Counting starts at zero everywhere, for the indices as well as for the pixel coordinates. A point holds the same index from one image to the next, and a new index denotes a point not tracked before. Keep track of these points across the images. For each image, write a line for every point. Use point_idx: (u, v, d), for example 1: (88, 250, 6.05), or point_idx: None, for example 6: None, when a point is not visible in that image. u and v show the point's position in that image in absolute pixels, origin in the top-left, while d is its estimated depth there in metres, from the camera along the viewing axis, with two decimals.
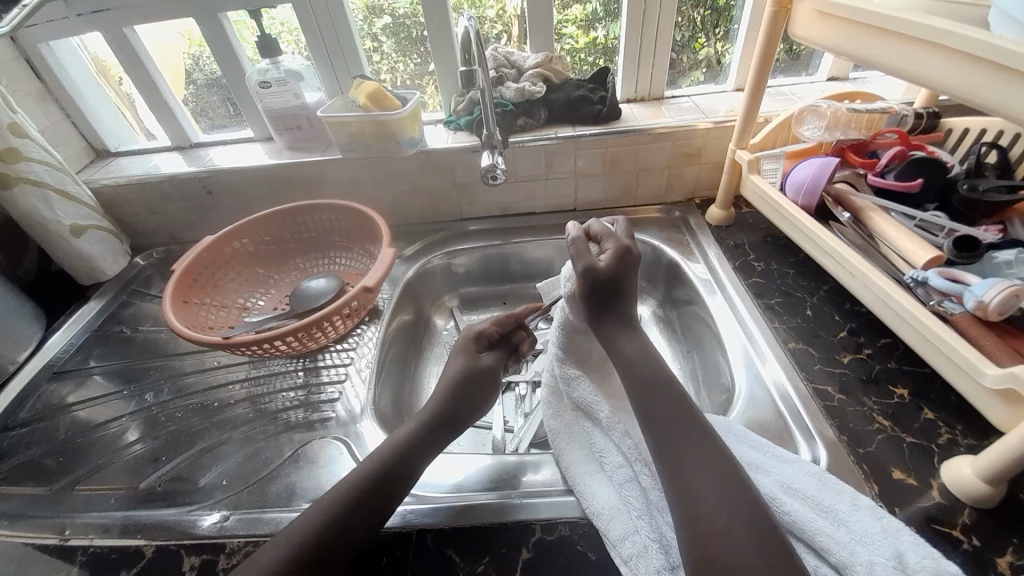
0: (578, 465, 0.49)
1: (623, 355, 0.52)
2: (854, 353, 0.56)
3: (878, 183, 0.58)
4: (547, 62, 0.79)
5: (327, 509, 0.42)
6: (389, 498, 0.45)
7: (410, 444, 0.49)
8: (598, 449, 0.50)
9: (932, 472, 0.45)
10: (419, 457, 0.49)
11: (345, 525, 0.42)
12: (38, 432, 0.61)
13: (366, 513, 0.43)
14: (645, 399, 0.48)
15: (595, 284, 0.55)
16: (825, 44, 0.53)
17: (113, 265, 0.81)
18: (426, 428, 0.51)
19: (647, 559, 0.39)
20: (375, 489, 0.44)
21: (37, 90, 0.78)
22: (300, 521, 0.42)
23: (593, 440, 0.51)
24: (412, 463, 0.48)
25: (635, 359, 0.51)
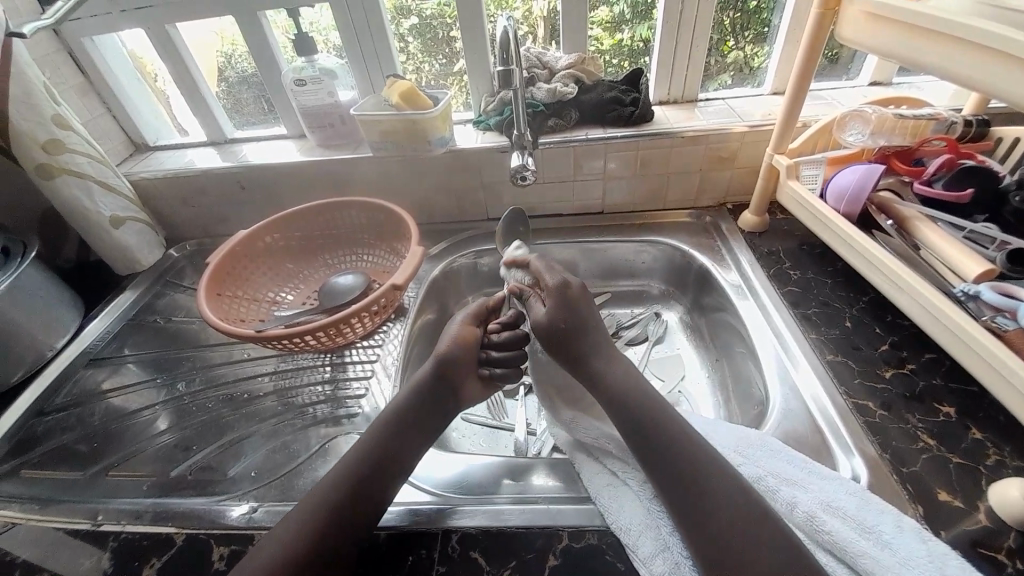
0: (601, 478, 0.48)
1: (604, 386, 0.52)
2: (896, 368, 0.54)
3: (925, 191, 0.56)
4: (580, 63, 0.78)
5: (315, 502, 0.43)
6: (383, 492, 0.45)
7: (397, 445, 0.49)
8: (618, 467, 0.49)
9: (981, 495, 0.43)
10: (409, 451, 0.49)
11: (339, 514, 0.42)
12: (74, 418, 0.63)
13: (360, 508, 0.43)
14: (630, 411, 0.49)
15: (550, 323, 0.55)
16: (871, 50, 0.52)
17: (149, 257, 0.83)
18: (410, 422, 0.51)
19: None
20: (368, 482, 0.45)
21: (81, 84, 0.81)
22: (293, 518, 0.42)
23: (608, 454, 0.51)
24: (405, 456, 0.49)
25: (614, 389, 0.51)
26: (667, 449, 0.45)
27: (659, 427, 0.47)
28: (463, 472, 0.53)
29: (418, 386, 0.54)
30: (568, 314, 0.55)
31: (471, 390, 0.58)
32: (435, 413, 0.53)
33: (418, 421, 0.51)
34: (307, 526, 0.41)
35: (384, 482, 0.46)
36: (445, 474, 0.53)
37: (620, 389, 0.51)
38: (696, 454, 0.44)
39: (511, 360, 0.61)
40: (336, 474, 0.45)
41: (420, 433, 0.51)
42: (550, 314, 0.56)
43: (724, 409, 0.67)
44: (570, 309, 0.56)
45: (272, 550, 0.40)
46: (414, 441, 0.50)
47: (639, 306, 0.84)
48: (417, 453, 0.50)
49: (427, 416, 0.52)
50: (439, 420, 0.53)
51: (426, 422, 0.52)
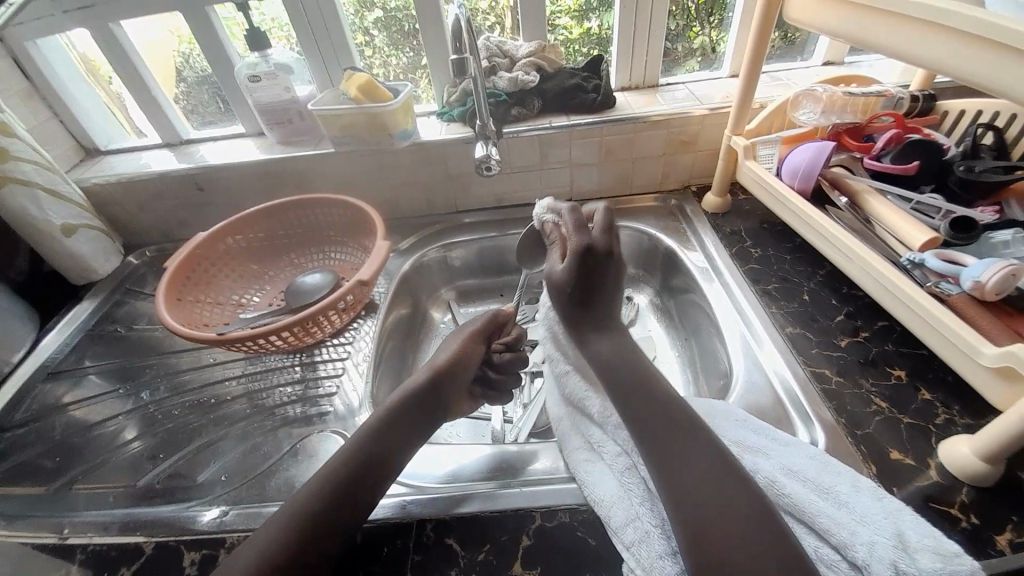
0: (579, 453, 0.49)
1: (599, 358, 0.52)
2: (852, 336, 0.56)
3: (874, 166, 0.58)
4: (540, 51, 0.78)
5: (298, 498, 0.43)
6: (373, 488, 0.45)
7: (389, 442, 0.49)
8: (596, 437, 0.49)
9: (931, 452, 0.45)
10: (402, 449, 0.49)
11: (329, 512, 0.42)
12: (33, 433, 0.61)
13: (350, 504, 0.43)
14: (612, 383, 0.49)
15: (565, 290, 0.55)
16: (826, 32, 0.52)
17: (107, 265, 0.80)
18: (408, 421, 0.52)
19: (649, 544, 0.39)
20: (358, 479, 0.45)
21: (25, 89, 0.77)
22: (280, 516, 0.42)
23: (591, 427, 0.51)
24: (397, 455, 0.49)
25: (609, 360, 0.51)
26: (633, 420, 0.46)
27: (625, 395, 0.48)
28: (440, 464, 0.53)
29: (414, 386, 0.55)
30: (583, 279, 0.54)
31: (460, 403, 0.59)
32: (427, 412, 0.54)
33: (410, 421, 0.52)
34: (295, 524, 0.41)
35: (375, 478, 0.46)
36: (422, 467, 0.52)
37: (606, 358, 0.52)
38: (663, 419, 0.44)
39: (505, 381, 0.64)
40: (325, 473, 0.45)
41: (412, 431, 0.51)
42: (564, 274, 0.55)
43: (693, 386, 0.69)
44: (588, 274, 0.54)
45: (254, 550, 0.39)
46: (405, 440, 0.50)
47: None
48: (410, 451, 0.50)
49: (418, 415, 0.53)
50: (429, 419, 0.54)
51: (420, 419, 0.53)
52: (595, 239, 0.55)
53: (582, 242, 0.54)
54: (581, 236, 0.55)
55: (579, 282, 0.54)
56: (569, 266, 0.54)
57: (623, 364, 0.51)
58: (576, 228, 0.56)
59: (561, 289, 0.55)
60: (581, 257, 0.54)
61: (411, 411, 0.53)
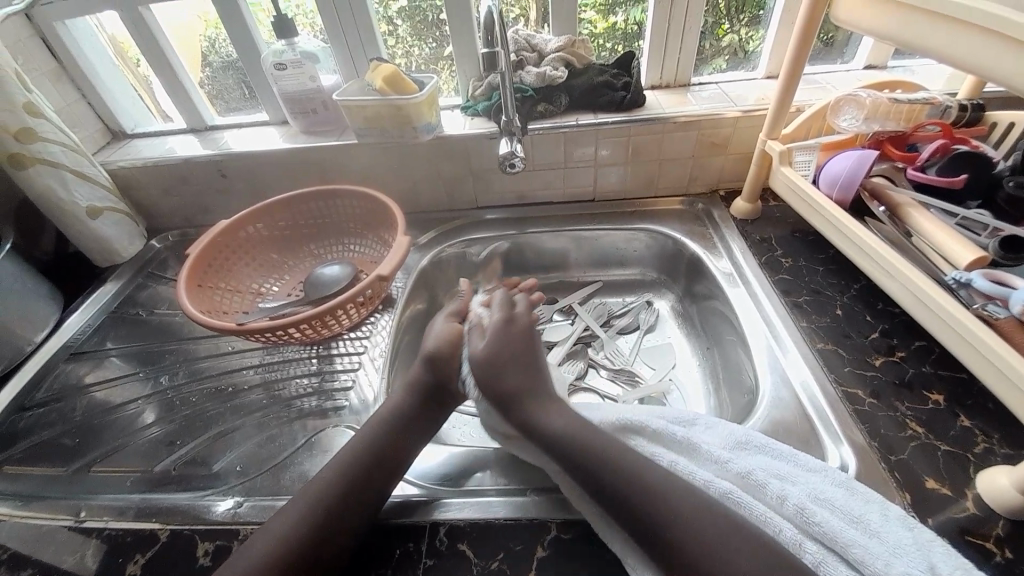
0: None
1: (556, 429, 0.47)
2: (886, 356, 0.54)
3: (919, 178, 0.56)
4: (569, 46, 0.76)
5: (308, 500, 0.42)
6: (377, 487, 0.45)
7: (400, 444, 0.48)
8: None
9: (968, 482, 0.43)
10: (408, 446, 0.49)
11: (340, 504, 0.42)
12: (56, 412, 0.62)
13: (360, 503, 0.43)
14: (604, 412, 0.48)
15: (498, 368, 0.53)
16: (872, 32, 0.49)
17: (130, 248, 0.81)
18: (416, 416, 0.51)
19: None
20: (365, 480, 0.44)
21: (55, 70, 0.78)
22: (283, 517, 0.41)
23: None
24: (403, 449, 0.48)
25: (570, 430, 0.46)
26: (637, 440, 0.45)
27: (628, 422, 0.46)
28: (449, 464, 0.52)
29: (413, 383, 0.54)
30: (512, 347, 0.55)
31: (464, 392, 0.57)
32: (432, 409, 0.53)
33: (416, 418, 0.51)
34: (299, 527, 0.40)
35: (383, 478, 0.45)
36: (431, 466, 0.52)
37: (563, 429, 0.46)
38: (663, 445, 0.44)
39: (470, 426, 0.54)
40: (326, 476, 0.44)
41: (421, 427, 0.51)
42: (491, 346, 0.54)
43: (714, 398, 0.67)
44: (512, 344, 0.55)
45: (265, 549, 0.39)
46: (414, 435, 0.50)
47: (632, 295, 0.83)
48: (418, 445, 0.50)
49: (424, 413, 0.52)
50: (435, 415, 0.53)
51: (428, 415, 0.52)
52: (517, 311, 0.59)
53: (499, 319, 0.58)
54: (503, 310, 0.59)
55: (502, 351, 0.54)
56: (496, 336, 0.55)
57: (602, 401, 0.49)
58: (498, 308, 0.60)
59: (487, 364, 0.53)
60: (504, 327, 0.57)
61: (414, 410, 0.52)
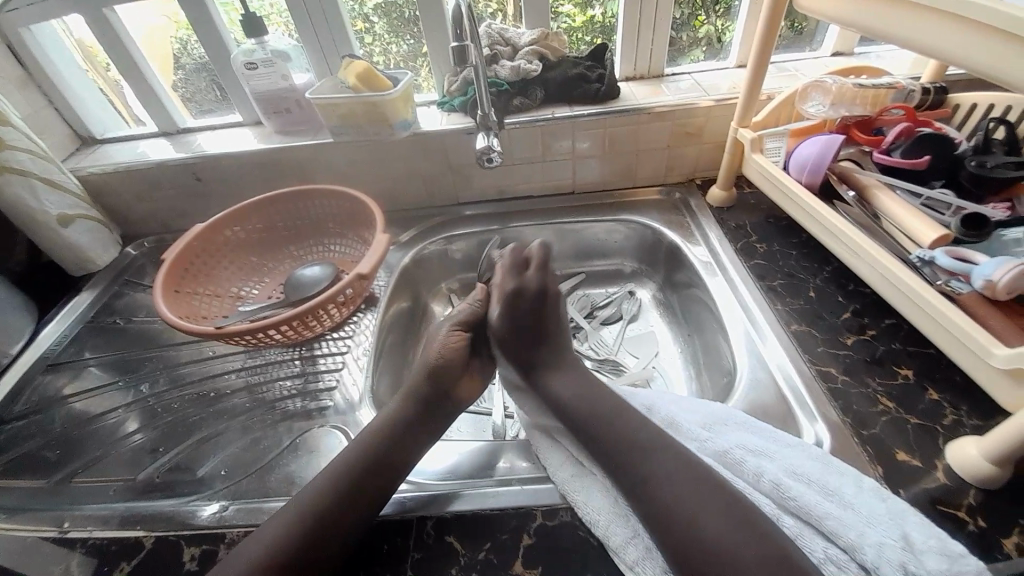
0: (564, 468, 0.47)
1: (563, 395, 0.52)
2: (858, 334, 0.56)
3: (884, 161, 0.57)
4: (543, 40, 0.76)
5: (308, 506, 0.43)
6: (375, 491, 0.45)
7: (400, 450, 0.48)
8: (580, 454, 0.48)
9: (938, 453, 0.45)
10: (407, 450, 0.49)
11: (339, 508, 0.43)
12: (34, 425, 0.61)
13: (359, 507, 0.43)
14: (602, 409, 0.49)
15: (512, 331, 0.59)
16: (839, 20, 0.51)
17: (104, 256, 0.79)
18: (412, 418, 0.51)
19: (652, 561, 0.40)
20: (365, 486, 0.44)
21: (20, 76, 0.76)
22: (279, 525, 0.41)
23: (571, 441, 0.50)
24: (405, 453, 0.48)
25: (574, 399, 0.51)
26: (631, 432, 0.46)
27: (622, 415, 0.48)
28: (457, 468, 0.51)
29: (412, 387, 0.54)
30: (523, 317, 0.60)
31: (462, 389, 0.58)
32: (431, 411, 0.53)
33: (416, 424, 0.51)
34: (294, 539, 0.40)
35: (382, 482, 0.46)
36: (439, 471, 0.51)
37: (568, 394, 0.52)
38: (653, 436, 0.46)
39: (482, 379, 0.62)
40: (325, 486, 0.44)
41: (420, 430, 0.51)
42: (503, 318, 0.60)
43: (695, 383, 0.69)
44: (519, 313, 0.60)
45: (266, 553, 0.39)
46: (413, 439, 0.50)
47: (614, 286, 0.84)
48: (419, 450, 0.50)
49: (422, 414, 0.52)
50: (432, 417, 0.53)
51: (427, 420, 0.52)
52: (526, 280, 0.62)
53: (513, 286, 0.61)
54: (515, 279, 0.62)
55: (514, 326, 0.59)
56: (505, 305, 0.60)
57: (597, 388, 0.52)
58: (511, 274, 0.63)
59: (503, 334, 0.60)
60: (512, 299, 0.61)
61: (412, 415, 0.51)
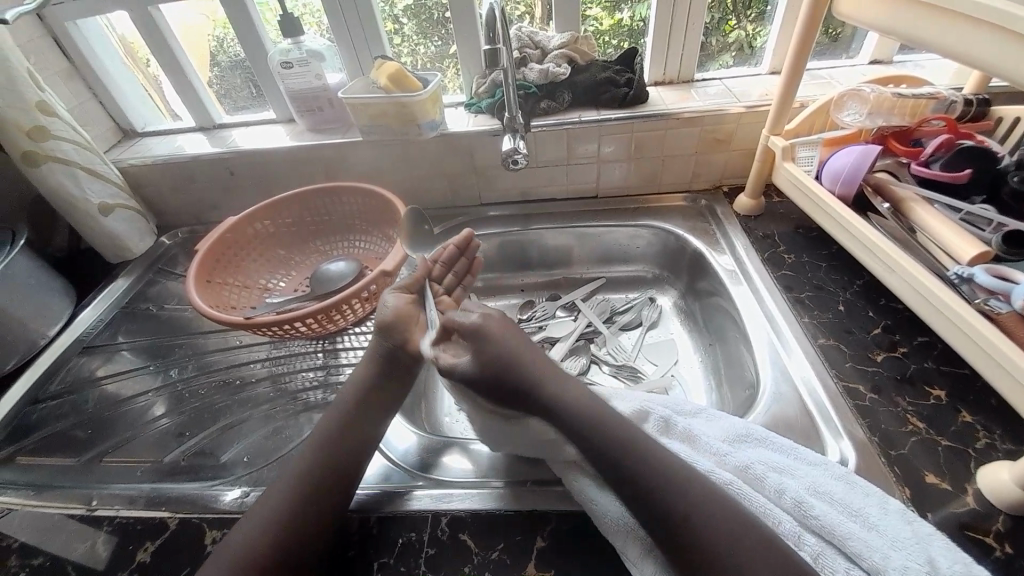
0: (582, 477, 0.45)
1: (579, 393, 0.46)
2: (888, 351, 0.54)
3: (922, 173, 0.55)
4: (572, 43, 0.76)
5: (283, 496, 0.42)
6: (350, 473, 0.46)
7: (363, 436, 0.49)
8: None
9: (968, 477, 0.43)
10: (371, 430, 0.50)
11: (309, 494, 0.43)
12: (69, 405, 0.63)
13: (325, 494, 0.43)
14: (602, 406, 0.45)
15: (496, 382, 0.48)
16: (875, 27, 0.50)
17: (140, 244, 0.82)
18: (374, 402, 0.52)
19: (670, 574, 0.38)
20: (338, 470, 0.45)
21: (66, 69, 0.79)
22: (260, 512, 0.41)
23: None
24: (367, 432, 0.49)
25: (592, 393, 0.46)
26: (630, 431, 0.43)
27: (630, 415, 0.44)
28: (439, 451, 0.53)
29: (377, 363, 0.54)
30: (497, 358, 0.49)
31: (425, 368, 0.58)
32: (393, 396, 0.53)
33: (374, 400, 0.52)
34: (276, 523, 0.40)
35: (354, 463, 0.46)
36: (410, 445, 0.54)
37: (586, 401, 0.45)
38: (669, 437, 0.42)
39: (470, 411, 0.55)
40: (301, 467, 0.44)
41: (378, 411, 0.51)
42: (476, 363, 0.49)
43: (715, 394, 0.68)
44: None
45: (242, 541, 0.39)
46: (373, 421, 0.50)
47: (635, 292, 0.84)
48: (381, 428, 0.51)
49: (384, 399, 0.52)
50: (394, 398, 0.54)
51: (383, 398, 0.53)
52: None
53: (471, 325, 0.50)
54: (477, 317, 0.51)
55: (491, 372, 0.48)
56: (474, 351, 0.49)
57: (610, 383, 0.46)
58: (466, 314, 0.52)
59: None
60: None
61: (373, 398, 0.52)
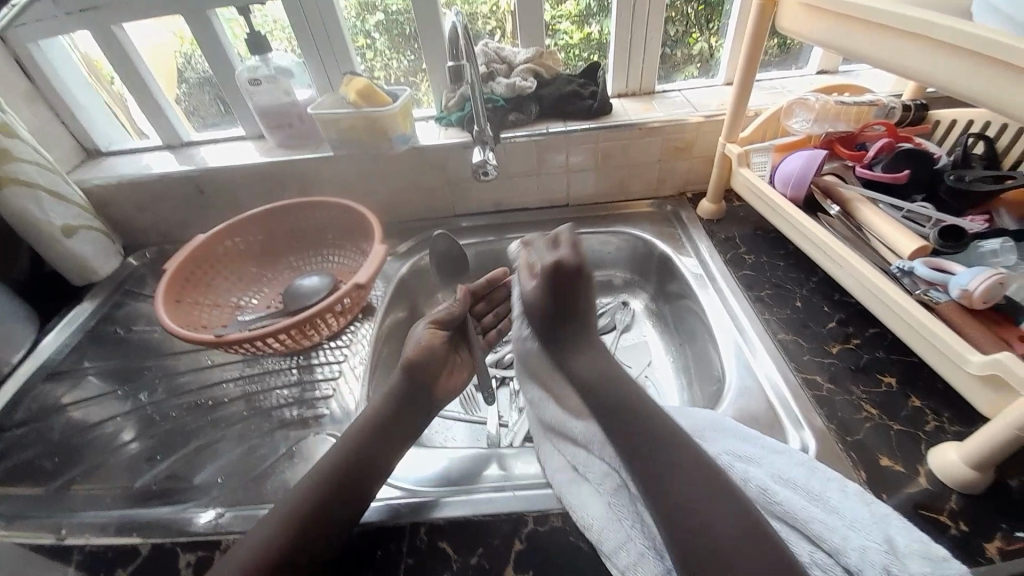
0: (562, 475, 0.48)
1: (579, 377, 0.49)
2: (843, 343, 0.57)
3: (866, 174, 0.59)
4: (537, 58, 0.78)
5: (287, 513, 0.42)
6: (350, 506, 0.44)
7: (375, 457, 0.48)
8: (577, 459, 0.48)
9: (920, 459, 0.46)
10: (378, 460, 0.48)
11: (315, 512, 0.42)
12: (33, 433, 0.61)
13: (331, 515, 0.43)
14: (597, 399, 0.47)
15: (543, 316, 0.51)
16: (812, 38, 0.54)
17: (106, 266, 0.80)
18: (392, 421, 0.51)
19: (647, 563, 0.39)
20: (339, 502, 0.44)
21: (26, 90, 0.78)
22: (249, 540, 0.40)
23: (568, 445, 0.50)
24: (384, 453, 0.49)
25: (593, 382, 0.47)
26: (618, 421, 0.44)
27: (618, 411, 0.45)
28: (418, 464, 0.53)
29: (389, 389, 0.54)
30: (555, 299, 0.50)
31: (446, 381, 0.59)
32: (410, 416, 0.53)
33: (394, 420, 0.52)
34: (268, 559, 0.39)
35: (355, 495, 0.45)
36: None
37: (584, 379, 0.48)
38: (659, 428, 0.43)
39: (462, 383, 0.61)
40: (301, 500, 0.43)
41: (397, 432, 0.51)
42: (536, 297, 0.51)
43: (687, 392, 0.70)
44: (559, 292, 0.50)
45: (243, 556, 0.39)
46: (391, 442, 0.50)
47: (607, 296, 0.86)
48: (398, 452, 0.51)
49: (403, 419, 0.52)
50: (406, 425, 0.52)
51: (402, 418, 0.52)
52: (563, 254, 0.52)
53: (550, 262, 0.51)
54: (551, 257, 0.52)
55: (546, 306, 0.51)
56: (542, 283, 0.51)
57: (609, 375, 0.48)
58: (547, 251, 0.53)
59: (536, 312, 0.52)
60: (550, 275, 0.50)
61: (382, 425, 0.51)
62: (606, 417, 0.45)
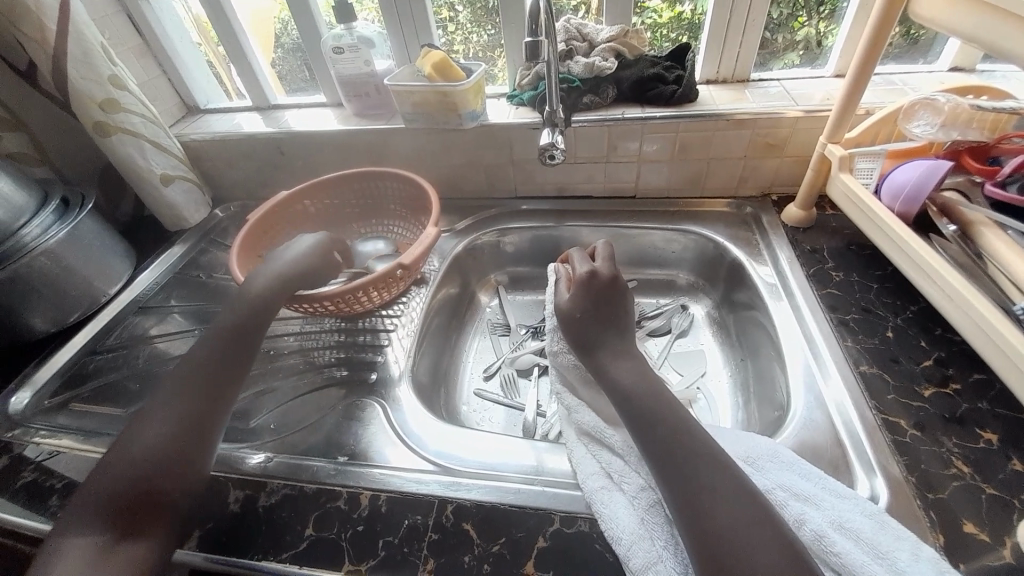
0: (594, 480, 0.46)
1: (618, 385, 0.47)
2: (938, 386, 0.50)
3: (997, 194, 0.49)
4: (622, 36, 0.74)
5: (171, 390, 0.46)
6: (178, 478, 0.41)
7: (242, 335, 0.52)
8: (614, 467, 0.46)
9: (1012, 530, 0.39)
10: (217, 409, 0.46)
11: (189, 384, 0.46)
12: (123, 358, 0.69)
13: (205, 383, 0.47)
14: (636, 411, 0.44)
15: (577, 325, 0.53)
16: (940, 26, 0.47)
17: (196, 214, 0.87)
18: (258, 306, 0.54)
19: None
20: (178, 447, 0.42)
21: (139, 46, 0.85)
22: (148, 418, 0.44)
23: (607, 451, 0.48)
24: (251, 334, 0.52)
25: (631, 390, 0.46)
26: (653, 429, 0.42)
27: (652, 421, 0.43)
28: (454, 443, 0.54)
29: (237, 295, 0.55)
30: (591, 306, 0.53)
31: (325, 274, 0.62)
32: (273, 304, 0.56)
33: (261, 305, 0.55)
34: (88, 499, 0.38)
35: (188, 455, 0.43)
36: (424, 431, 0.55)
37: (624, 385, 0.46)
38: (694, 442, 0.40)
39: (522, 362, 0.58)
40: (131, 443, 0.41)
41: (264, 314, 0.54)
42: (573, 303, 0.54)
43: (742, 411, 0.65)
44: (595, 298, 0.53)
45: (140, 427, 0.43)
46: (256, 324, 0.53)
47: (666, 297, 0.82)
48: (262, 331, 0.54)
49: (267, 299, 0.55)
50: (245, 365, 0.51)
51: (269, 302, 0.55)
52: (599, 267, 0.55)
53: (585, 271, 0.55)
54: (585, 266, 0.56)
55: (584, 314, 0.53)
56: (578, 291, 0.54)
57: (652, 386, 0.46)
58: (580, 262, 0.57)
59: (569, 320, 0.54)
60: (586, 283, 0.54)
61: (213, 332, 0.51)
62: (642, 427, 0.43)
